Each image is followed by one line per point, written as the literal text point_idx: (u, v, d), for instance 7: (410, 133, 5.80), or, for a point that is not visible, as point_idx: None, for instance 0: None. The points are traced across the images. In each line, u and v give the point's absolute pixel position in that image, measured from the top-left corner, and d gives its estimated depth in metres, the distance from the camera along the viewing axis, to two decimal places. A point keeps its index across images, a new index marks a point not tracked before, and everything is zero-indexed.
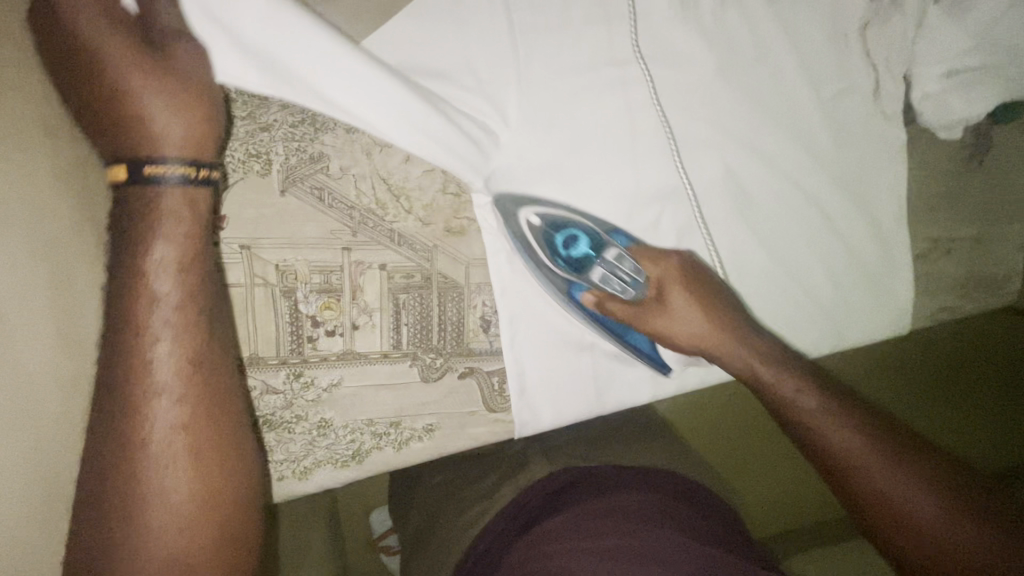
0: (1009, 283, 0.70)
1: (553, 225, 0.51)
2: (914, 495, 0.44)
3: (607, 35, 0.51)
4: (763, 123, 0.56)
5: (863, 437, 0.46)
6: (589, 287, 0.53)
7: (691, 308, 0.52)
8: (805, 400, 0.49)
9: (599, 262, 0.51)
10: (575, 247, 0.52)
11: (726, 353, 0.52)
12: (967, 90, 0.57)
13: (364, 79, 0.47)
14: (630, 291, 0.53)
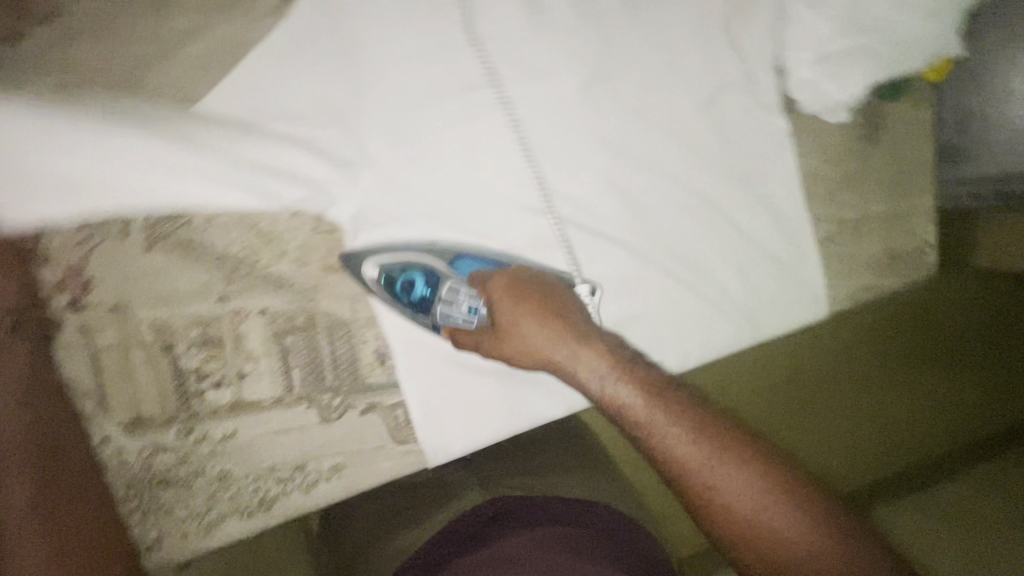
0: (925, 255, 0.70)
1: (393, 273, 0.51)
2: (750, 503, 0.39)
3: (458, 61, 0.51)
4: (637, 127, 0.57)
5: (686, 429, 0.42)
6: (440, 325, 0.52)
7: (530, 324, 0.48)
8: (624, 394, 0.45)
9: (436, 300, 0.51)
10: (410, 291, 0.51)
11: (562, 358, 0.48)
12: (841, 73, 0.57)
13: (209, 129, 0.46)
14: (474, 321, 0.52)
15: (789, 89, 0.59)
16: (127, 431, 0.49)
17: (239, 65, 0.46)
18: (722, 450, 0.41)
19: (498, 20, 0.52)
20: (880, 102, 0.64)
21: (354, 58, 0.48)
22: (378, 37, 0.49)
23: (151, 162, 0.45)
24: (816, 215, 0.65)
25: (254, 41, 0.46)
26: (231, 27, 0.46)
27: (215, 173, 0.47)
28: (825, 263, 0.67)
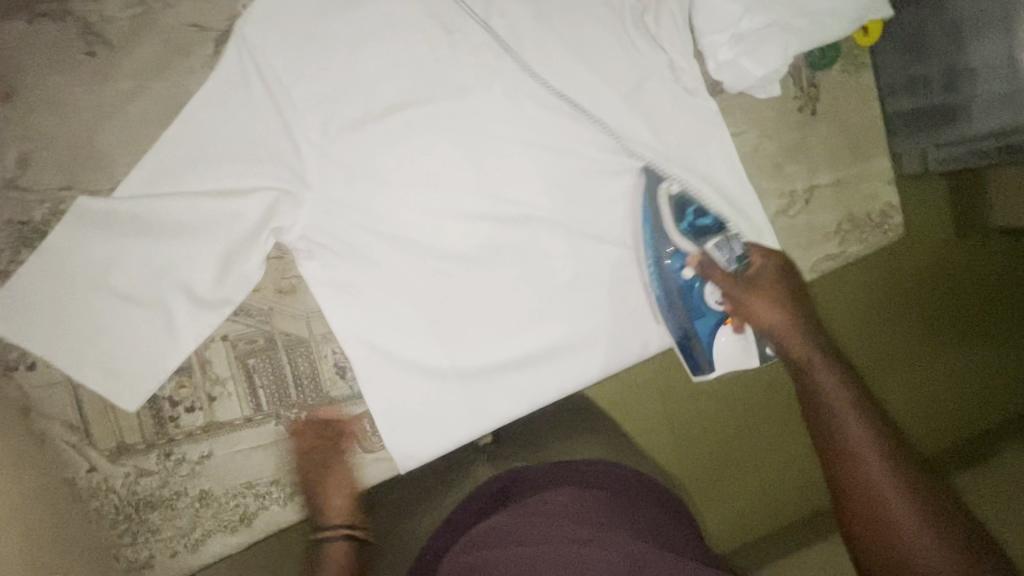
0: (886, 218, 0.69)
1: (686, 198, 0.61)
2: (914, 528, 0.44)
3: (386, 89, 0.55)
4: (567, 128, 0.59)
5: (862, 423, 0.50)
6: (690, 254, 0.61)
7: (761, 297, 0.59)
8: (826, 381, 0.53)
9: (719, 232, 0.61)
10: (704, 216, 0.62)
11: (791, 346, 0.57)
12: (758, 50, 0.58)
13: (159, 180, 0.50)
14: (731, 263, 0.61)
15: (711, 72, 0.59)
16: (112, 458, 0.53)
17: (178, 119, 0.50)
18: (887, 458, 0.48)
19: (416, 46, 0.55)
20: (811, 72, 0.65)
21: (283, 99, 0.52)
22: (303, 77, 0.53)
23: (121, 218, 0.50)
24: (764, 189, 0.66)
25: (190, 95, 0.51)
26: (169, 86, 0.50)
27: (170, 219, 0.51)
28: (780, 237, 0.67)
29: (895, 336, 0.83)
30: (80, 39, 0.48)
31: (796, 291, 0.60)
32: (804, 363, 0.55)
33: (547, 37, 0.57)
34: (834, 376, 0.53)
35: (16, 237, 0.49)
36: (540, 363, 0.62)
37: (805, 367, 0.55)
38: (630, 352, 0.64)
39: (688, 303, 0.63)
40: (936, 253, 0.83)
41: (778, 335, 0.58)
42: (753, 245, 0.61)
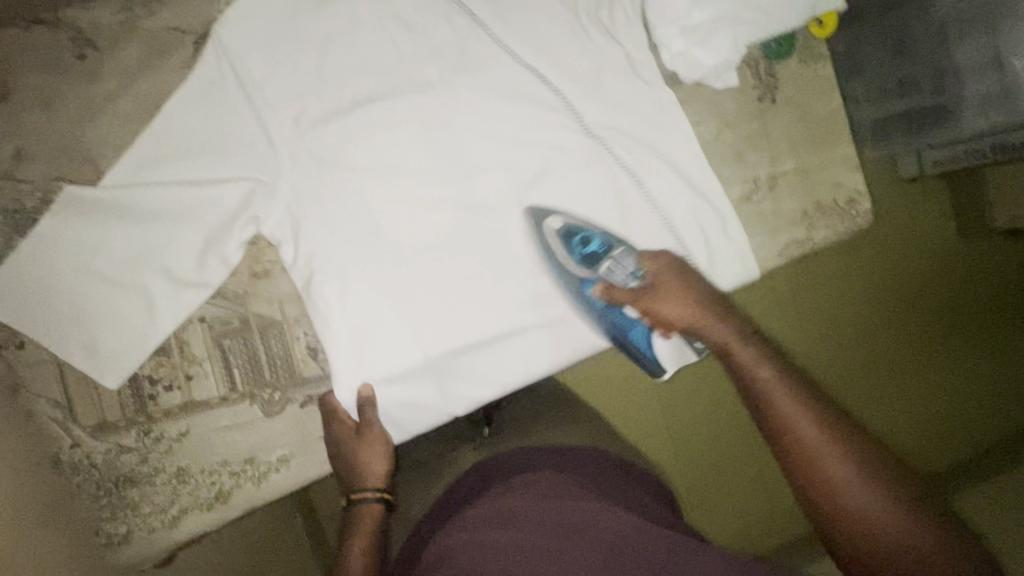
0: (853, 204, 0.70)
1: (569, 230, 0.63)
2: (862, 489, 0.42)
3: (355, 85, 0.58)
4: (531, 118, 0.62)
5: (792, 392, 0.48)
6: (597, 280, 0.62)
7: (674, 291, 0.59)
8: (752, 365, 0.52)
9: (608, 256, 0.62)
10: (590, 244, 0.62)
11: (712, 330, 0.56)
12: (708, 42, 0.61)
13: (139, 171, 0.54)
14: (630, 281, 0.62)
15: (666, 63, 0.62)
16: (95, 435, 0.56)
17: (158, 114, 0.54)
18: (830, 425, 0.45)
19: (383, 45, 0.59)
20: (770, 63, 0.67)
21: (258, 96, 0.56)
22: (277, 74, 0.56)
23: (105, 206, 0.53)
24: (726, 176, 0.67)
25: (170, 92, 0.55)
26: (153, 85, 0.55)
27: (150, 207, 0.54)
28: (745, 224, 0.68)
29: (887, 342, 0.93)
30: (72, 43, 0.53)
31: (703, 284, 0.60)
32: (726, 351, 0.55)
33: (508, 34, 0.61)
34: (754, 354, 0.52)
35: (10, 224, 0.53)
36: (510, 347, 0.64)
37: (729, 353, 0.54)
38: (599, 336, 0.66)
39: (615, 321, 0.64)
40: (921, 262, 0.92)
41: (701, 330, 0.57)
42: (645, 257, 0.62)
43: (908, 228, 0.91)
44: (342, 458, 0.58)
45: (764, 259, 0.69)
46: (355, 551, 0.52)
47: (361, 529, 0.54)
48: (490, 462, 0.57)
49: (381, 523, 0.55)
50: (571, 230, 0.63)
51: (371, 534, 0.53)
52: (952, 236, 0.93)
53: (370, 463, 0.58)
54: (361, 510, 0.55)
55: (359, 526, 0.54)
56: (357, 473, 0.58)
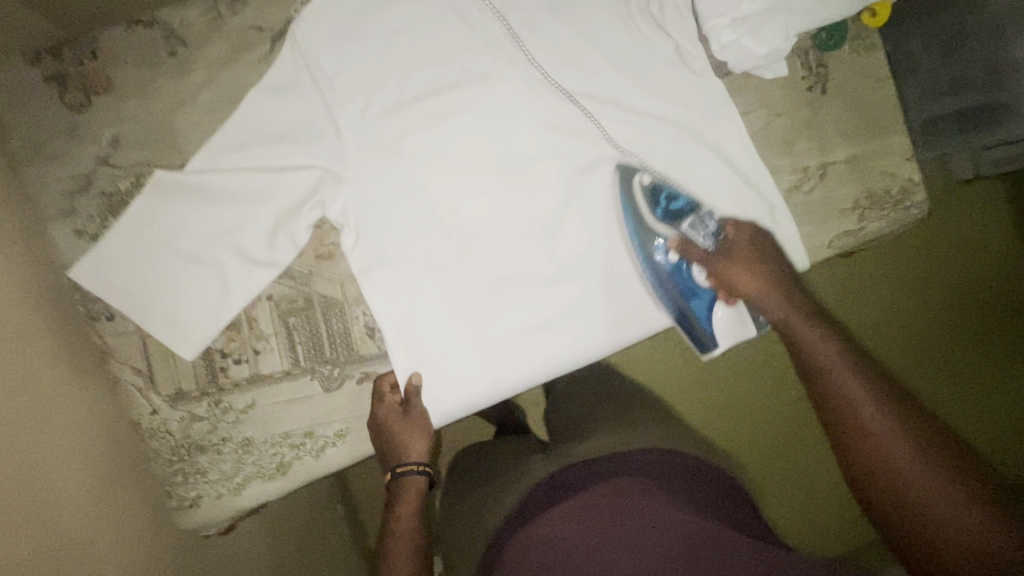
0: (906, 194, 0.69)
1: (657, 187, 0.64)
2: (891, 446, 0.46)
3: (416, 78, 0.62)
4: (581, 108, 0.64)
5: (842, 357, 0.52)
6: (676, 236, 0.64)
7: (739, 262, 0.62)
8: (813, 338, 0.55)
9: (693, 213, 0.64)
10: (678, 201, 0.64)
11: (766, 302, 0.60)
12: (758, 32, 0.62)
13: (220, 159, 0.58)
14: (709, 241, 0.64)
15: (715, 53, 0.63)
16: (171, 403, 0.60)
17: (240, 105, 0.59)
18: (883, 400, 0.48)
19: (441, 41, 0.62)
20: (821, 52, 0.67)
21: (326, 87, 0.60)
22: (343, 67, 0.60)
23: (190, 190, 0.58)
24: (776, 166, 0.67)
25: (249, 85, 0.59)
26: (234, 78, 0.59)
27: (229, 191, 0.58)
28: (795, 214, 0.68)
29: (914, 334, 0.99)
30: (164, 40, 0.58)
31: (773, 258, 0.63)
32: (788, 323, 0.58)
33: (560, 28, 0.63)
34: (811, 325, 0.56)
35: (107, 206, 0.58)
36: (560, 333, 0.66)
37: (791, 324, 0.57)
38: (646, 323, 0.66)
39: (679, 284, 0.65)
40: (956, 260, 0.97)
41: (763, 300, 0.60)
42: (724, 222, 0.64)
43: (947, 218, 0.96)
44: (395, 439, 0.60)
45: (815, 249, 0.68)
46: (407, 534, 0.53)
47: (408, 515, 0.56)
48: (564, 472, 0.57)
49: (423, 510, 0.57)
50: (660, 188, 0.64)
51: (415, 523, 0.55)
52: (1007, 229, 0.97)
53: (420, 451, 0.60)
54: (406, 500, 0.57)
55: (406, 514, 0.55)
56: (402, 452, 0.59)
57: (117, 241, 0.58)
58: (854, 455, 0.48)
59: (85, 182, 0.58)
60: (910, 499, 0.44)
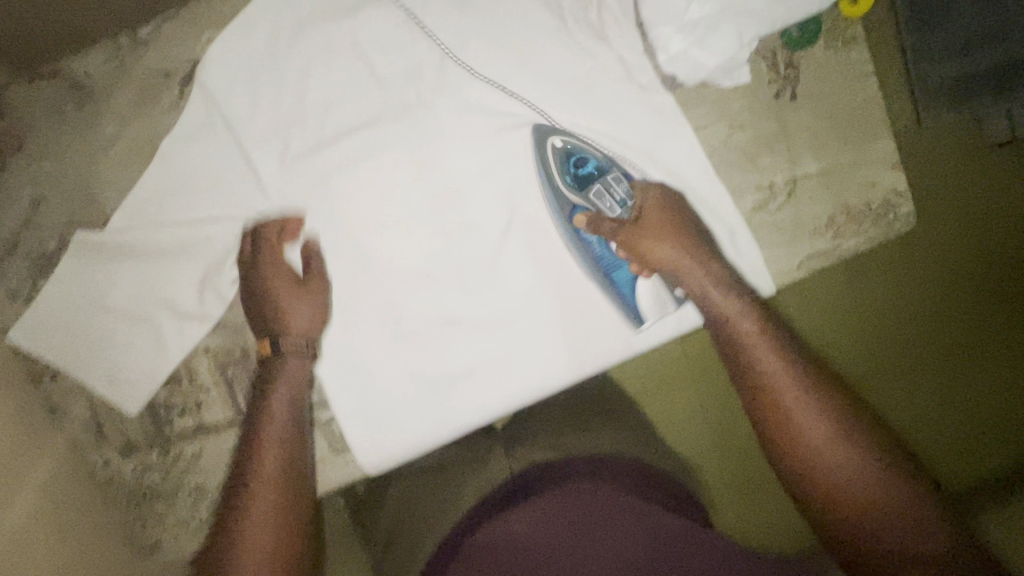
0: (889, 206, 0.62)
1: (570, 149, 0.59)
2: (821, 436, 0.44)
3: (335, 112, 0.57)
4: (515, 133, 0.59)
5: (762, 334, 0.50)
6: (586, 207, 0.59)
7: (659, 220, 0.57)
8: (756, 345, 0.49)
9: (600, 178, 0.58)
10: (585, 166, 0.58)
11: (685, 270, 0.55)
12: (709, 40, 0.55)
13: (140, 214, 0.57)
14: (617, 210, 0.58)
15: (663, 65, 0.56)
16: (123, 454, 0.61)
17: (155, 158, 0.57)
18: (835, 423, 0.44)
19: (358, 68, 0.57)
20: (789, 52, 0.59)
21: (239, 132, 0.57)
22: (256, 108, 0.56)
23: (114, 248, 0.57)
24: (738, 183, 0.61)
25: (163, 134, 0.57)
26: (147, 127, 0.57)
27: (153, 246, 0.57)
28: (759, 235, 0.62)
29: (932, 358, 0.68)
30: (75, 93, 0.56)
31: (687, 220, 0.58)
32: (706, 301, 0.54)
33: (488, 46, 0.57)
34: (727, 294, 0.53)
35: (38, 267, 0.58)
36: (505, 370, 0.63)
37: (713, 305, 0.53)
38: (596, 356, 0.63)
39: (597, 254, 0.60)
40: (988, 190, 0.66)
41: (686, 278, 0.55)
42: (637, 191, 0.58)
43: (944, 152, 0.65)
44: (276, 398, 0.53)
45: (781, 271, 0.63)
46: (266, 530, 0.45)
47: (245, 510, 0.46)
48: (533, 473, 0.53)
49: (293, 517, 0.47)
50: (571, 150, 0.58)
51: (274, 517, 0.46)
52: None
53: (296, 416, 0.53)
54: (265, 483, 0.47)
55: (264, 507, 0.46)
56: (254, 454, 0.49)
57: (51, 301, 0.58)
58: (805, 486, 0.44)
59: (15, 245, 0.58)
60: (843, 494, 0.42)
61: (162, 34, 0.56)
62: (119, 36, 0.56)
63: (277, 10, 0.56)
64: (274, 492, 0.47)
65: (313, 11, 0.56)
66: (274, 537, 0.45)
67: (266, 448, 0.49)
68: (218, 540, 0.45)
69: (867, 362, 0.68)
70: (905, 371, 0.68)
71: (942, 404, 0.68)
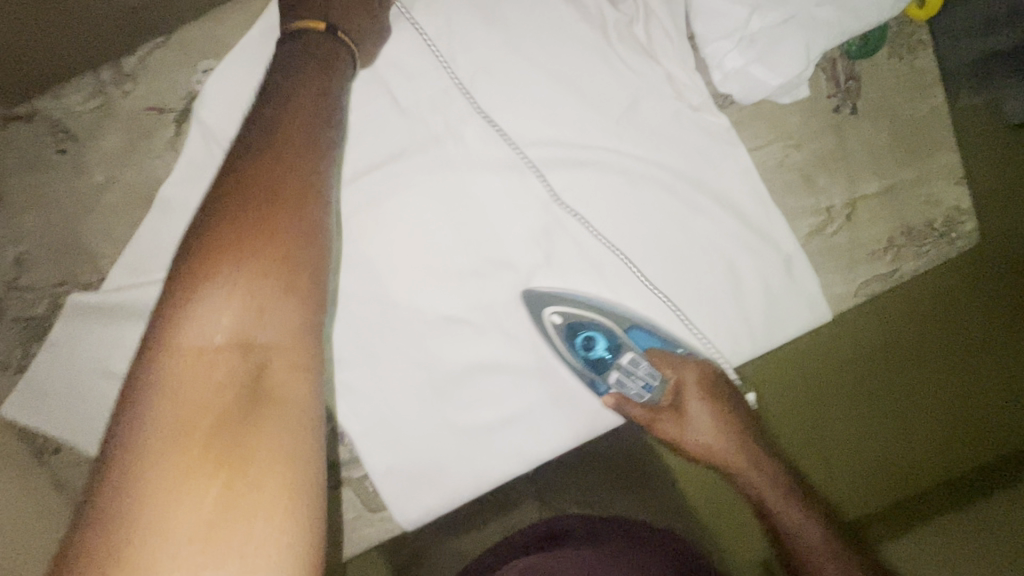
0: (953, 224, 0.57)
1: (575, 325, 0.55)
2: None
3: (360, 149, 0.53)
4: (552, 160, 0.54)
5: (800, 510, 0.54)
6: (609, 387, 0.55)
7: (704, 412, 0.56)
8: (798, 528, 0.53)
9: (615, 365, 0.55)
10: (594, 347, 0.55)
11: (733, 463, 0.56)
12: (772, 55, 0.49)
13: (136, 270, 0.50)
14: (645, 395, 0.55)
15: (716, 84, 0.51)
16: None
17: (151, 206, 0.50)
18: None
19: (385, 99, 0.53)
20: (850, 62, 0.54)
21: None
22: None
23: (109, 310, 0.50)
24: (793, 207, 0.56)
25: (159, 180, 0.50)
26: (141, 172, 0.50)
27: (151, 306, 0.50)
28: (815, 262, 0.57)
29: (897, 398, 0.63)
30: (53, 137, 0.49)
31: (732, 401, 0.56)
32: (768, 509, 0.55)
33: (524, 68, 0.52)
34: (765, 473, 0.56)
35: (25, 333, 0.51)
36: (547, 416, 0.58)
37: (772, 513, 0.55)
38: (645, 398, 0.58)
39: (629, 424, 0.56)
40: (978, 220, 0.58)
41: (741, 481, 0.56)
42: (656, 359, 0.55)
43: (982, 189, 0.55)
44: (287, 134, 0.37)
45: (837, 299, 0.58)
46: (254, 258, 0.31)
47: (260, 200, 0.33)
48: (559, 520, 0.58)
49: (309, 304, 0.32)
50: (576, 326, 0.55)
51: (261, 235, 0.32)
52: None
53: (320, 201, 0.36)
54: (285, 183, 0.34)
55: (270, 227, 0.33)
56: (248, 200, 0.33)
57: (44, 370, 0.51)
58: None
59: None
60: None
61: (151, 64, 0.49)
62: (101, 69, 0.49)
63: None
64: (257, 219, 0.32)
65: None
66: (245, 279, 0.31)
67: (287, 182, 0.34)
68: (208, 224, 0.32)
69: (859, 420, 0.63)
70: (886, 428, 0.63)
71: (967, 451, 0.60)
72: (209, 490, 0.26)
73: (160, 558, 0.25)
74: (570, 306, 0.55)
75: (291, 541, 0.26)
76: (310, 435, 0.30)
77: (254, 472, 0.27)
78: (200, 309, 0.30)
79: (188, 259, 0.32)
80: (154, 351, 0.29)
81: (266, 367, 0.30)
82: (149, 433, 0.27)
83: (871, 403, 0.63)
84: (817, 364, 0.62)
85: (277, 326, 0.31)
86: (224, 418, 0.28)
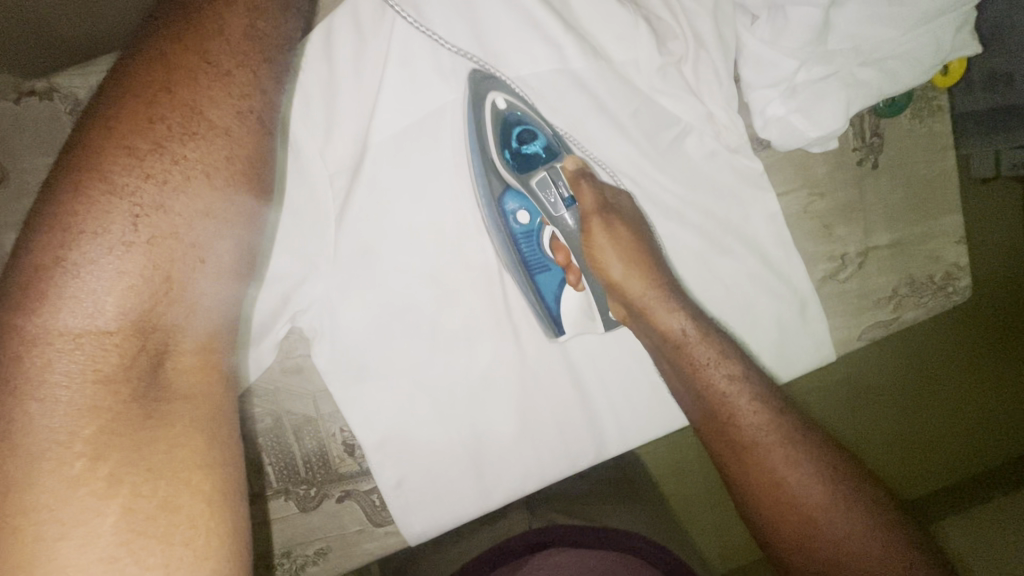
0: (951, 280, 0.60)
1: (514, 117, 0.53)
2: (811, 495, 0.45)
3: (398, 156, 0.51)
4: (640, 160, 0.54)
5: (751, 398, 0.48)
6: (526, 196, 0.55)
7: (618, 245, 0.52)
8: (744, 411, 0.47)
9: (544, 165, 0.54)
10: (529, 145, 0.54)
11: (665, 316, 0.50)
12: (812, 109, 0.53)
13: None
14: (561, 209, 0.54)
15: (758, 129, 0.55)
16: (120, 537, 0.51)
17: None
18: (817, 477, 0.45)
19: (433, 108, 0.52)
20: (876, 120, 0.57)
21: (294, 168, 0.49)
22: (324, 143, 0.50)
23: None
24: (811, 252, 0.58)
25: None
26: None
27: None
28: (827, 305, 0.59)
29: (926, 388, 0.70)
30: (71, 115, 0.46)
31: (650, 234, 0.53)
32: (682, 343, 0.49)
33: (575, 93, 0.53)
34: (706, 349, 0.49)
35: None
36: (557, 437, 0.56)
37: (687, 348, 0.49)
38: (663, 425, 0.56)
39: (527, 249, 0.55)
40: (947, 254, 0.60)
41: (653, 316, 0.50)
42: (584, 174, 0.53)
43: (946, 252, 0.60)
44: (232, 57, 0.34)
45: (841, 341, 0.60)
46: (163, 211, 0.31)
47: (174, 136, 0.32)
48: (553, 528, 0.53)
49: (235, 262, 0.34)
50: (514, 118, 0.53)
51: (176, 179, 0.32)
52: (979, 202, 0.70)
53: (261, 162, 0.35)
54: (214, 106, 0.33)
55: (185, 179, 0.32)
56: (153, 129, 0.32)
57: None
58: (771, 532, 0.46)
59: None
60: (807, 523, 0.44)
61: None
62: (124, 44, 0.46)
63: (354, 43, 0.50)
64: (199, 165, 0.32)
65: (391, 43, 0.50)
66: (140, 237, 0.31)
67: (210, 108, 0.33)
68: (103, 163, 0.30)
69: (900, 410, 0.70)
70: (923, 414, 0.70)
71: (975, 424, 0.71)
72: (106, 508, 0.29)
73: (57, 560, 0.27)
74: (517, 99, 0.53)
75: (211, 564, 0.30)
76: (213, 403, 0.33)
77: (151, 483, 0.30)
78: (79, 279, 0.29)
79: (61, 208, 0.30)
80: (21, 331, 0.29)
81: (172, 351, 0.32)
82: (36, 417, 0.28)
83: (909, 401, 0.70)
84: (871, 388, 0.69)
85: (186, 305, 0.32)
86: (107, 404, 0.30)
